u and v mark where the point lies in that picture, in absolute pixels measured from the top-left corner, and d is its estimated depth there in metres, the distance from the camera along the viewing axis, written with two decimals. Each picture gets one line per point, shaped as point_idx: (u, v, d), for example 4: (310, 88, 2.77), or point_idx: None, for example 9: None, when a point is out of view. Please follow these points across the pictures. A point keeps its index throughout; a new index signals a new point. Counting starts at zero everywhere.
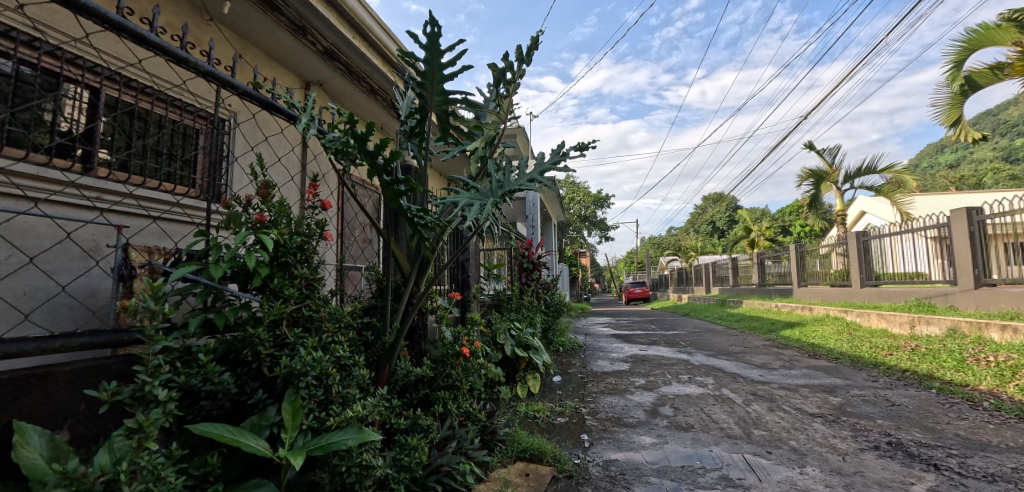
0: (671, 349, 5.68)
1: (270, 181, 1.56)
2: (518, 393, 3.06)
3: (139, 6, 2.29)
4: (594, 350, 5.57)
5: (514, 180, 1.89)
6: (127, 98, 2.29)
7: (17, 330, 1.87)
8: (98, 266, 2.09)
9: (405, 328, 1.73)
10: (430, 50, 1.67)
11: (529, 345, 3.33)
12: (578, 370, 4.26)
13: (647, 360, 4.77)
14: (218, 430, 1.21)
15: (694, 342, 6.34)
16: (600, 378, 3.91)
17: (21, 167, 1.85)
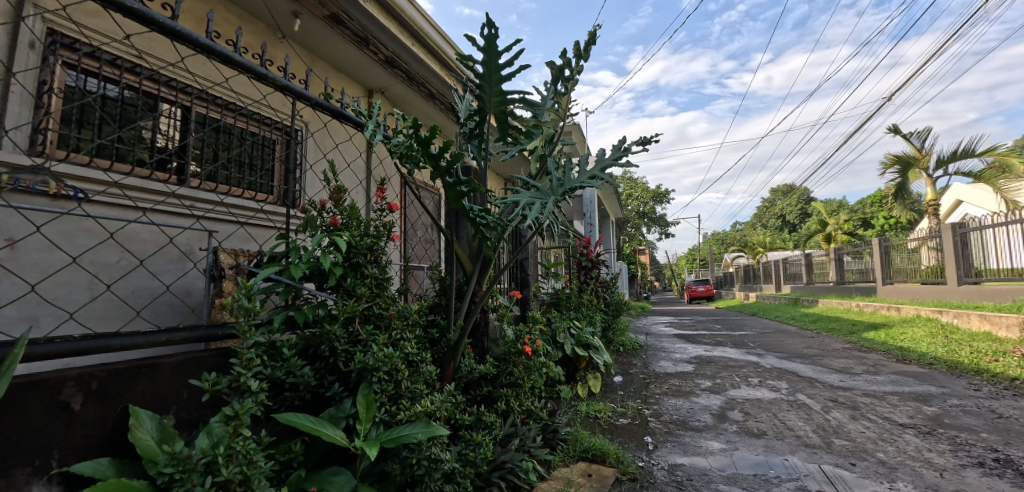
0: (740, 351, 5.37)
1: (342, 185, 1.63)
2: (579, 392, 3.02)
3: (222, 29, 2.50)
4: (656, 350, 5.42)
5: (574, 178, 1.87)
6: (214, 114, 2.49)
7: (130, 325, 2.11)
8: (194, 267, 2.30)
9: (469, 326, 1.76)
10: (488, 51, 1.69)
11: (589, 345, 3.29)
12: (638, 370, 4.15)
13: (713, 362, 4.54)
14: (301, 419, 1.30)
15: (766, 344, 5.96)
16: (663, 379, 3.78)
17: (131, 181, 2.08)
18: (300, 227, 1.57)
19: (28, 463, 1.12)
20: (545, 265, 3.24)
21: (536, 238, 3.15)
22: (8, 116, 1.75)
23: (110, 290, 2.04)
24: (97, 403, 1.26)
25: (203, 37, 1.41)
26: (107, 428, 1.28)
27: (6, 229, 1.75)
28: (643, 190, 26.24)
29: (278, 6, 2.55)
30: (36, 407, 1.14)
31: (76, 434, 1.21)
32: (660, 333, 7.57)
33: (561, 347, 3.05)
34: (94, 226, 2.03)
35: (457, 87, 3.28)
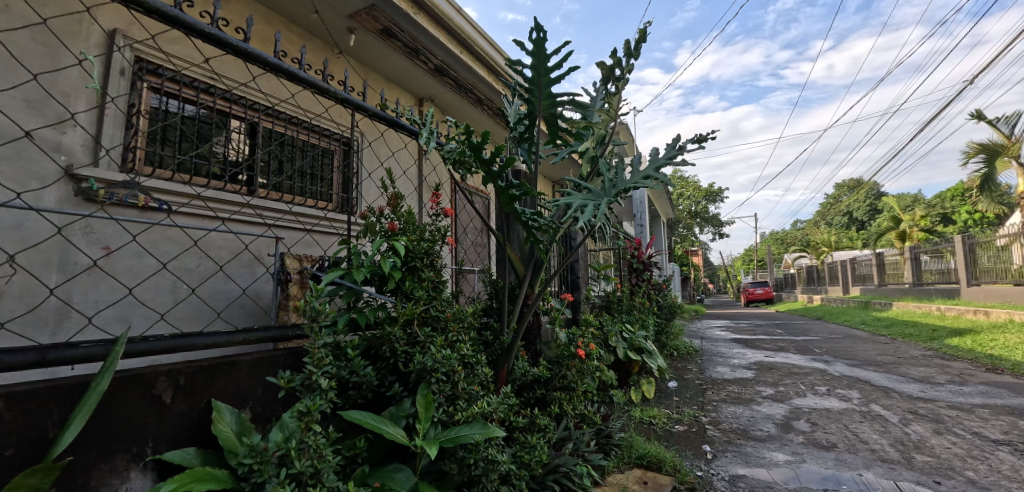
0: (804, 357, 5.05)
1: (399, 192, 1.69)
2: (633, 398, 2.98)
3: (287, 48, 2.68)
4: (712, 355, 5.21)
5: (627, 179, 1.84)
6: (279, 128, 2.65)
7: (211, 325, 2.30)
8: (264, 272, 2.47)
9: (522, 328, 1.77)
10: (537, 56, 1.71)
11: (642, 348, 3.21)
12: (694, 376, 4.00)
13: (775, 368, 4.30)
14: (364, 417, 1.36)
15: (833, 350, 5.57)
16: (721, 385, 3.62)
17: (211, 193, 2.26)
18: (361, 233, 1.65)
19: (127, 450, 1.24)
20: (596, 268, 3.20)
21: (585, 239, 3.12)
22: (103, 137, 1.94)
23: (191, 292, 2.22)
24: (185, 396, 1.37)
25: (273, 58, 1.51)
26: (193, 421, 1.38)
27: (103, 237, 1.96)
28: (693, 188, 25.24)
29: (336, 23, 2.70)
30: (133, 400, 1.25)
31: (167, 426, 1.33)
32: (717, 338, 7.24)
33: (613, 350, 3.01)
34: (177, 235, 2.20)
35: (505, 92, 3.31)
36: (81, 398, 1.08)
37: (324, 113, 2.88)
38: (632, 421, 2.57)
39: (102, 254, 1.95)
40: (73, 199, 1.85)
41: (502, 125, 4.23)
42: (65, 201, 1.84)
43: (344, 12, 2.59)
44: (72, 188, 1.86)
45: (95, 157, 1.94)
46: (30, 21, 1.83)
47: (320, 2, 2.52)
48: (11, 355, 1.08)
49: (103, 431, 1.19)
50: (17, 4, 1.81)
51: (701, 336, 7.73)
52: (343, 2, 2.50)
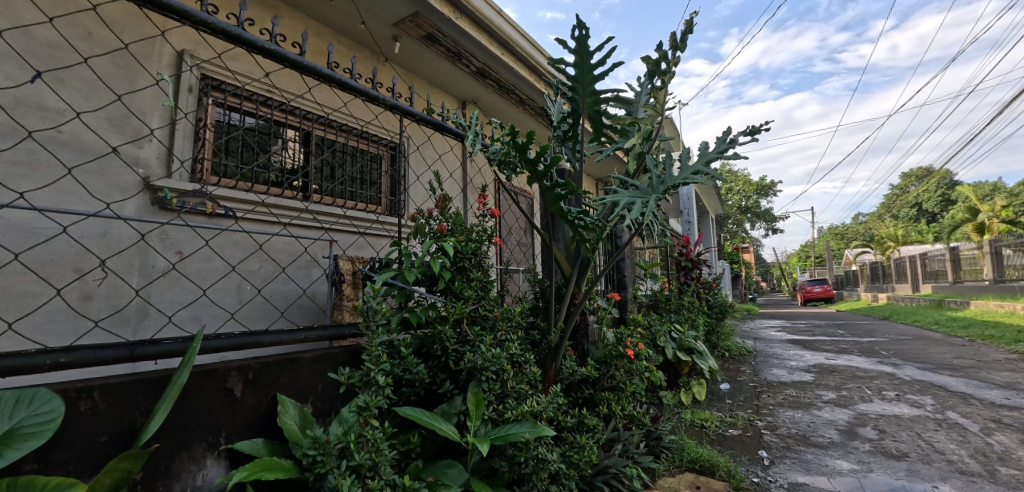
0: (869, 360, 4.73)
1: (446, 194, 1.72)
2: (682, 400, 2.91)
3: (338, 59, 2.81)
4: (766, 356, 4.98)
5: (676, 175, 1.81)
6: (331, 135, 2.77)
7: (275, 323, 2.44)
8: (321, 273, 2.59)
9: (570, 328, 1.77)
10: (580, 54, 1.71)
11: (692, 349, 3.11)
12: (748, 378, 3.84)
13: (836, 372, 4.06)
14: (417, 413, 1.41)
15: (903, 353, 5.17)
16: (777, 388, 3.46)
17: (274, 200, 2.41)
18: (412, 235, 1.70)
19: (204, 439, 1.34)
20: (643, 267, 3.14)
21: (630, 237, 3.06)
22: (175, 150, 2.10)
23: (254, 293, 2.36)
24: (254, 391, 1.45)
25: (327, 69, 1.58)
26: (260, 413, 1.47)
27: (177, 242, 2.12)
28: (740, 182, 24.15)
29: (381, 32, 2.80)
30: (209, 392, 1.35)
31: (238, 417, 1.42)
32: (772, 338, 6.90)
33: (662, 351, 2.93)
34: (242, 240, 2.34)
35: (547, 91, 3.30)
36: (163, 391, 1.17)
37: (371, 119, 2.98)
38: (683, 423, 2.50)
39: (176, 257, 2.10)
40: (151, 208, 2.02)
41: (545, 124, 4.21)
42: (144, 210, 2.00)
43: (390, 20, 2.67)
44: (149, 198, 2.02)
45: (168, 168, 2.10)
46: (112, 47, 2.01)
47: (367, 12, 2.61)
48: (105, 351, 1.20)
49: (183, 422, 1.29)
50: (100, 32, 2.00)
51: (754, 336, 7.40)
52: (388, 12, 2.58)
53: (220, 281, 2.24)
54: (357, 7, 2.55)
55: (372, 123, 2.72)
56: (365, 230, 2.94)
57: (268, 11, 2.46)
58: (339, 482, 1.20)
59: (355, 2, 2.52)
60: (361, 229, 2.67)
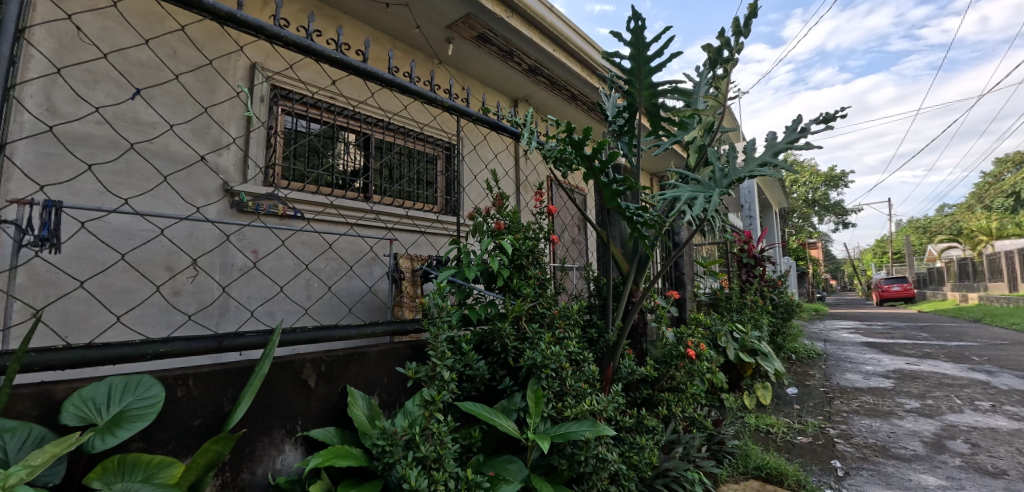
0: (960, 366, 4.30)
1: (503, 192, 1.75)
2: (745, 403, 2.80)
3: (398, 63, 2.93)
4: (837, 360, 4.67)
5: (740, 167, 1.84)
6: (389, 138, 2.88)
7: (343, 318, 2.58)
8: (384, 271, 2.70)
9: (628, 327, 1.78)
10: (635, 47, 1.76)
11: (756, 350, 2.97)
12: (817, 383, 3.62)
13: (919, 378, 3.74)
14: (479, 409, 1.45)
15: (1002, 360, 4.66)
16: (851, 395, 3.24)
17: (344, 202, 2.55)
18: (469, 233, 1.75)
19: (283, 425, 1.43)
20: (703, 264, 3.06)
21: (689, 234, 2.98)
22: (251, 156, 2.26)
23: (322, 290, 2.51)
24: (326, 382, 1.53)
25: (389, 74, 1.64)
26: (332, 404, 1.55)
27: (253, 242, 2.27)
28: (802, 174, 22.71)
29: (435, 35, 2.88)
30: (287, 382, 1.44)
31: (313, 406, 1.50)
32: (843, 340, 6.44)
33: (723, 352, 2.83)
34: (311, 240, 2.47)
35: (600, 85, 3.25)
36: (248, 381, 1.26)
37: (427, 121, 3.07)
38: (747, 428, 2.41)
39: (252, 256, 2.26)
40: (230, 211, 2.18)
41: (599, 119, 4.14)
42: (224, 213, 2.16)
43: (443, 23, 2.75)
44: (228, 202, 2.18)
45: (245, 174, 2.25)
46: (194, 64, 2.19)
47: (421, 17, 2.70)
48: (197, 342, 1.31)
49: (264, 409, 1.38)
50: (185, 52, 2.17)
51: (823, 337, 6.96)
52: (442, 15, 2.66)
53: (292, 278, 2.38)
54: (412, 12, 2.64)
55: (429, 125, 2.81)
56: (426, 229, 3.04)
57: (333, 22, 2.62)
58: (407, 472, 1.24)
59: (410, 8, 2.62)
60: (420, 229, 2.76)
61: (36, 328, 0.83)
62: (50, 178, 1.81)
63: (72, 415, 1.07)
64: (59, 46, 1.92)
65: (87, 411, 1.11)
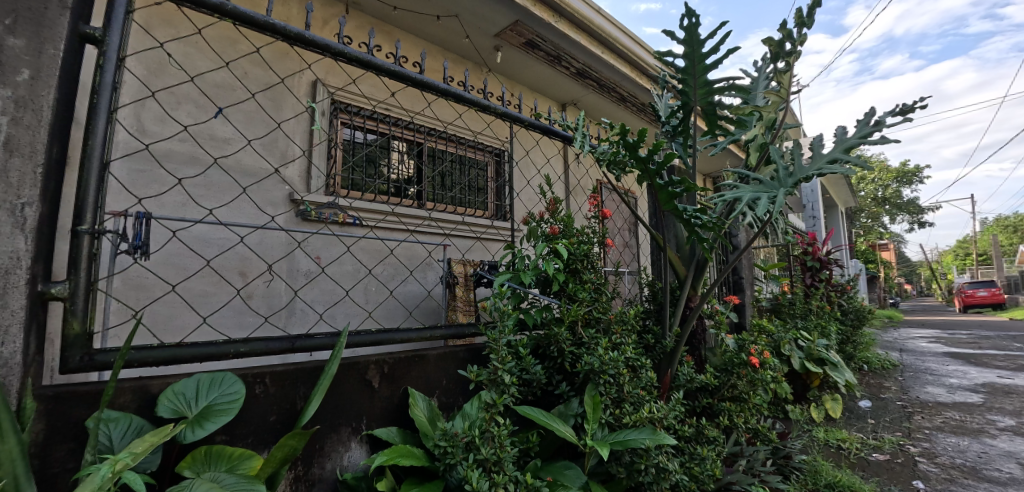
0: None
1: (556, 197, 1.82)
2: (813, 416, 2.66)
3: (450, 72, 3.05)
4: (917, 372, 4.32)
5: (808, 165, 1.81)
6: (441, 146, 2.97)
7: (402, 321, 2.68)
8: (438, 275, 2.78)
9: (686, 333, 1.79)
10: (690, 44, 1.79)
11: (824, 360, 2.83)
12: (893, 396, 3.37)
13: (1016, 394, 3.38)
14: (536, 413, 1.46)
15: None
16: (934, 410, 2.99)
17: (404, 209, 2.67)
18: (524, 237, 1.83)
19: (349, 424, 1.49)
20: (763, 269, 2.98)
21: (749, 237, 2.89)
22: (314, 167, 2.39)
23: (381, 294, 2.61)
24: (388, 383, 1.59)
25: (444, 84, 1.69)
26: (395, 404, 1.60)
27: (317, 249, 2.41)
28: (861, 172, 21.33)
29: (484, 44, 2.97)
30: (353, 382, 1.50)
31: (377, 406, 1.56)
32: (923, 351, 5.94)
33: (788, 360, 2.71)
34: (373, 247, 2.61)
35: (651, 85, 3.21)
36: (317, 381, 1.33)
37: (480, 129, 3.16)
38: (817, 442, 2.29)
39: (316, 262, 2.39)
40: (295, 219, 2.32)
41: (650, 120, 4.07)
42: (291, 222, 2.30)
43: (492, 32, 2.82)
44: (294, 211, 2.32)
45: (309, 184, 2.39)
46: (262, 82, 2.35)
47: (470, 27, 2.79)
48: (273, 342, 1.39)
49: (333, 408, 1.45)
50: (254, 71, 2.33)
51: (900, 347, 6.45)
52: (491, 24, 2.74)
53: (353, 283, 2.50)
54: (462, 22, 2.74)
55: (480, 133, 2.87)
56: (483, 235, 3.13)
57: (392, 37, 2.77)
58: (468, 473, 1.27)
59: (460, 19, 2.73)
60: (477, 235, 2.85)
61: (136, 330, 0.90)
62: (141, 191, 1.99)
63: (166, 408, 1.17)
64: (148, 72, 2.12)
65: (179, 404, 1.20)
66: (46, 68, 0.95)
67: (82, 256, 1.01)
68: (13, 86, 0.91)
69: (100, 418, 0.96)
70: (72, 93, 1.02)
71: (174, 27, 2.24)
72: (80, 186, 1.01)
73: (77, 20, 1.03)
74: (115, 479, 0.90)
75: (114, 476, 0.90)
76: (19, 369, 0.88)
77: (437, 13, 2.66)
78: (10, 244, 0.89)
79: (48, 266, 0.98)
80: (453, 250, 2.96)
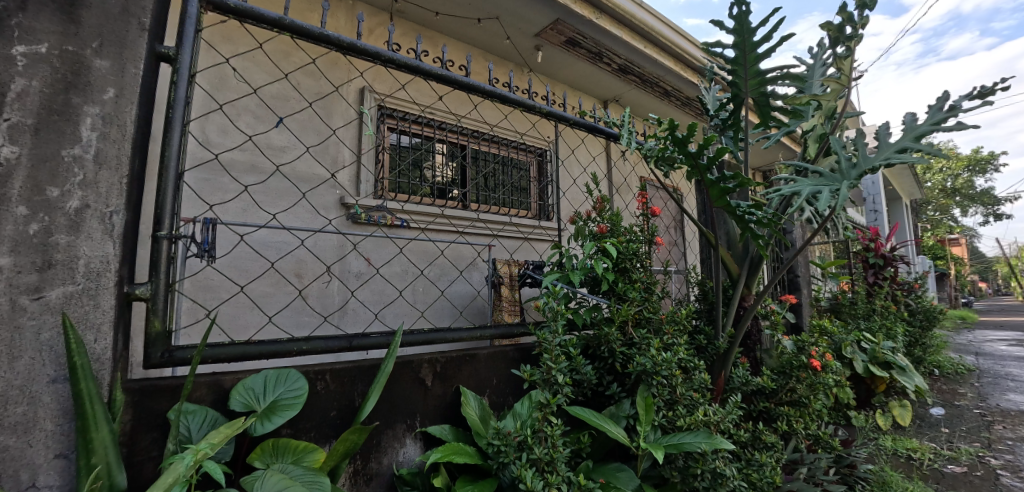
0: None
1: (604, 196, 1.81)
2: (878, 423, 2.51)
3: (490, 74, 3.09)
4: (996, 378, 3.97)
5: (873, 155, 1.71)
6: (486, 148, 3.02)
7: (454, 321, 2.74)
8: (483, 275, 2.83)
9: (741, 334, 1.72)
10: (740, 34, 1.73)
11: (890, 363, 2.66)
12: (969, 403, 3.12)
13: None
14: (587, 413, 1.45)
15: None
16: (1019, 419, 2.74)
17: (451, 211, 2.72)
18: (572, 236, 1.83)
19: (404, 421, 1.52)
20: (821, 267, 2.85)
21: (805, 234, 2.77)
22: (363, 171, 2.48)
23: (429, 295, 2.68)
24: (441, 381, 1.62)
25: (489, 85, 1.69)
26: (447, 402, 1.63)
27: (367, 251, 2.50)
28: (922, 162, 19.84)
29: (525, 44, 3.00)
30: (408, 380, 1.54)
31: (430, 404, 1.59)
32: (1003, 355, 5.46)
33: (850, 364, 2.58)
34: (427, 248, 2.73)
35: (696, 78, 3.12)
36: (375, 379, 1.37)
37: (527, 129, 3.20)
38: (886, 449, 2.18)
39: (367, 264, 2.48)
40: (347, 223, 2.42)
41: (694, 114, 3.97)
42: (343, 226, 2.41)
43: (533, 31, 2.85)
44: (345, 214, 2.42)
45: (358, 188, 2.48)
46: (312, 92, 2.46)
47: (511, 28, 2.82)
48: (332, 341, 1.44)
49: (389, 405, 1.49)
50: (305, 81, 2.44)
51: (975, 351, 5.95)
52: (531, 24, 2.76)
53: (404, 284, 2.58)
54: (503, 24, 2.77)
55: (523, 133, 2.89)
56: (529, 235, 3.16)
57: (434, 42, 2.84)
58: (522, 473, 1.27)
59: (500, 20, 2.76)
60: (524, 234, 2.89)
61: (211, 329, 0.95)
62: (208, 197, 2.13)
63: (238, 402, 1.23)
64: (212, 86, 2.26)
65: (250, 398, 1.27)
66: (128, 86, 1.02)
67: (159, 260, 1.07)
68: (101, 104, 0.98)
69: (180, 411, 1.02)
70: (151, 109, 1.09)
71: (235, 43, 2.38)
72: (158, 195, 1.08)
73: (153, 41, 1.10)
74: (197, 468, 0.94)
75: (195, 466, 0.94)
76: (109, 364, 0.95)
77: (478, 16, 2.70)
78: (101, 249, 0.95)
79: (132, 269, 1.05)
80: (501, 250, 3.00)
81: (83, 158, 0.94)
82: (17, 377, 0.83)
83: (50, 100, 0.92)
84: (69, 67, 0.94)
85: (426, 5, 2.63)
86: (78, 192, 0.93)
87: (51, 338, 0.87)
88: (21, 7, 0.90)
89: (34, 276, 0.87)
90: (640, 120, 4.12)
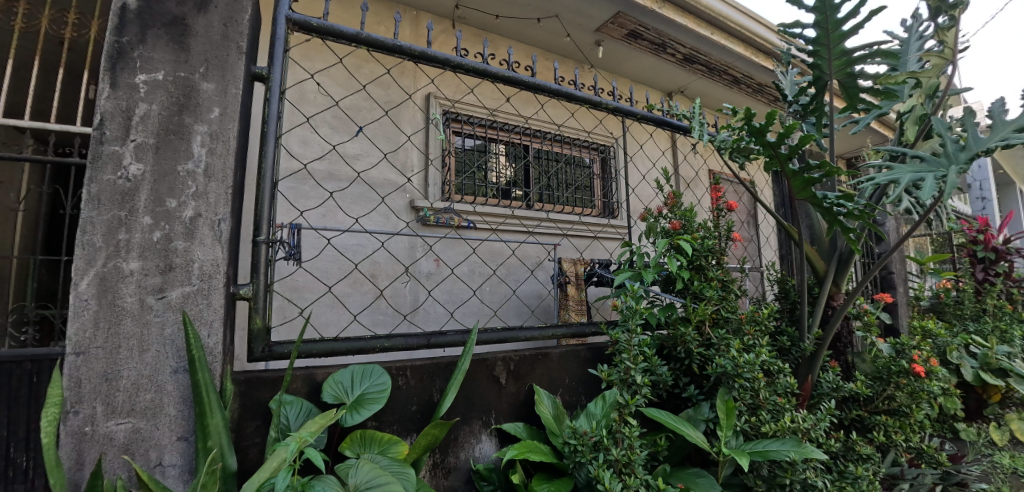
0: None
1: (676, 191, 1.76)
2: (992, 437, 2.25)
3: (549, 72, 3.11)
4: None
5: (987, 136, 1.51)
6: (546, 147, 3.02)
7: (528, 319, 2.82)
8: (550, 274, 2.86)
9: (831, 336, 1.60)
10: (822, 12, 1.60)
11: (1007, 371, 2.37)
12: None
13: None
14: (664, 416, 1.41)
15: None
16: None
17: (513, 211, 2.76)
18: (642, 234, 1.79)
19: (479, 417, 1.56)
20: (921, 263, 2.58)
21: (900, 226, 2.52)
22: (428, 174, 2.58)
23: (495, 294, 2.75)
24: (514, 380, 1.64)
25: (555, 85, 1.68)
26: (520, 401, 1.65)
27: (437, 251, 2.61)
28: None
29: (585, 40, 2.98)
30: (482, 378, 1.58)
31: (503, 401, 1.62)
32: None
33: (957, 370, 2.33)
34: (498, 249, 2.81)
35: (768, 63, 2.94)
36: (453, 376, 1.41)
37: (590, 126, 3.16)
38: (1006, 466, 1.96)
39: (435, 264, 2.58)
40: (417, 225, 2.54)
41: (768, 101, 3.75)
42: (416, 228, 2.54)
43: (592, 26, 2.82)
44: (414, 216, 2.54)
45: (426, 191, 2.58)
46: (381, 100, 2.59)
47: (571, 25, 2.82)
48: (410, 339, 1.51)
49: (465, 401, 1.53)
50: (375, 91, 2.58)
51: None
52: (590, 18, 2.73)
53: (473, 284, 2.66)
54: (562, 21, 2.78)
55: (582, 130, 2.88)
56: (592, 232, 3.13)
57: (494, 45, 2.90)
58: (599, 473, 1.26)
59: (560, 18, 2.77)
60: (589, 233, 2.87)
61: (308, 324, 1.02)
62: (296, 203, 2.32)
63: (329, 394, 1.32)
64: (296, 101, 2.46)
65: (339, 391, 1.35)
66: (230, 105, 1.10)
67: (259, 262, 1.16)
68: (208, 123, 1.08)
69: (281, 401, 1.10)
70: (249, 125, 1.19)
71: (312, 60, 2.56)
72: (257, 202, 1.17)
73: (249, 63, 1.21)
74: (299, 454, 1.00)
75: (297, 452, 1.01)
76: (220, 358, 1.04)
77: (538, 16, 2.71)
78: (212, 253, 1.04)
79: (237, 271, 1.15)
80: (569, 249, 3.02)
81: (195, 173, 1.04)
82: (147, 367, 0.95)
83: (168, 122, 1.04)
84: (181, 91, 1.06)
85: (486, 8, 2.69)
86: (192, 202, 1.03)
87: (173, 333, 0.98)
88: (141, 40, 1.03)
89: (158, 278, 0.99)
90: (710, 111, 3.95)
